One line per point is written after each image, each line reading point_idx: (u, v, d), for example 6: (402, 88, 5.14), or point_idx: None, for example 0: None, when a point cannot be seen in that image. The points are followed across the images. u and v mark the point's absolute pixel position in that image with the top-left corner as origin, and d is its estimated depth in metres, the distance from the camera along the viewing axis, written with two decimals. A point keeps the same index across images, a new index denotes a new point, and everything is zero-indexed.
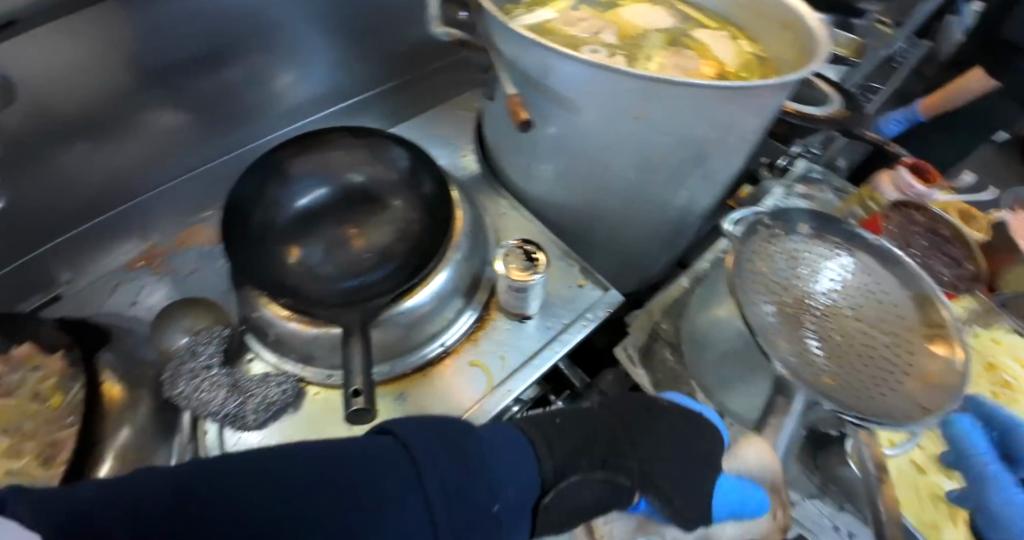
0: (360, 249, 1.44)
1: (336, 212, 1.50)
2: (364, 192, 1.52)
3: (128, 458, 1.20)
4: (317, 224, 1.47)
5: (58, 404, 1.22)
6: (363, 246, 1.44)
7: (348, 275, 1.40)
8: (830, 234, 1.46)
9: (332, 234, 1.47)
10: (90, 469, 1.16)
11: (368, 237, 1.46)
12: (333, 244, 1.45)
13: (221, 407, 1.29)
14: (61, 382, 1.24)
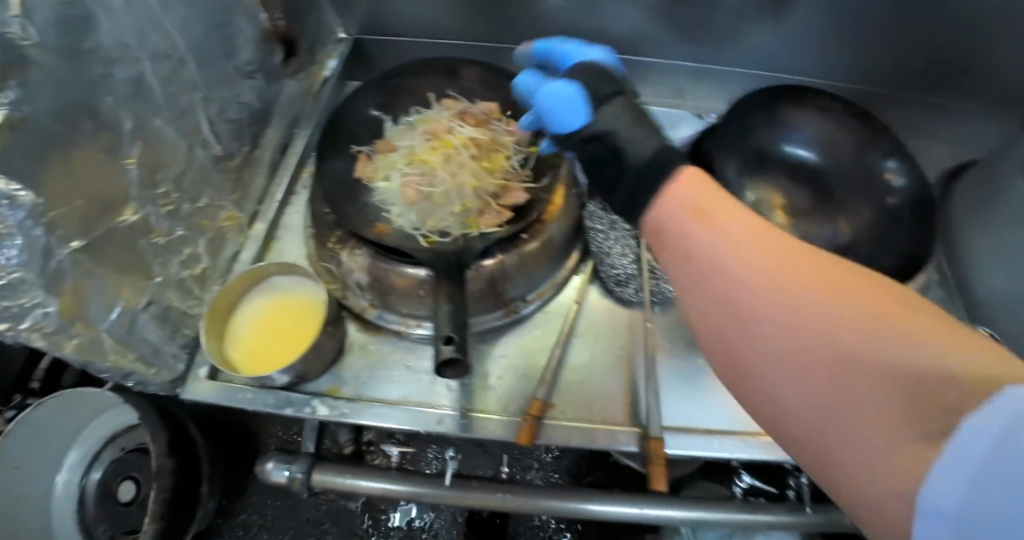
0: (856, 237, 0.76)
1: (817, 170, 0.82)
2: (888, 148, 0.79)
3: (542, 343, 0.67)
4: (785, 169, 0.83)
5: (495, 156, 0.71)
6: (854, 224, 0.77)
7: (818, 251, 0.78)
8: None
9: (801, 195, 0.82)
10: (272, 357, 0.62)
11: (837, 195, 0.80)
12: (797, 208, 0.81)
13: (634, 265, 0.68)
14: (516, 140, 0.72)
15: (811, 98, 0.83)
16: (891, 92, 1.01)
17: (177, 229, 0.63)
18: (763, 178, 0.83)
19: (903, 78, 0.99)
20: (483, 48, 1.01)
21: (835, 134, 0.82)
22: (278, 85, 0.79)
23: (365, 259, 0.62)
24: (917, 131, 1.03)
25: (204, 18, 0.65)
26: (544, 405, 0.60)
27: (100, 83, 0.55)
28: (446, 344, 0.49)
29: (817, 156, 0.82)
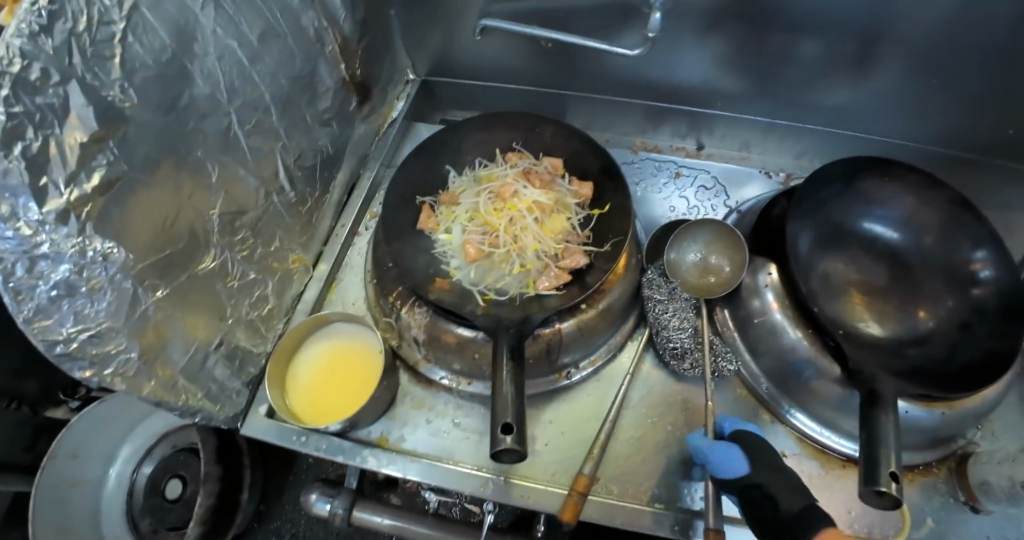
0: (937, 325, 0.78)
1: (897, 249, 0.84)
2: (974, 234, 0.79)
3: (594, 410, 0.68)
4: (862, 243, 0.86)
5: (556, 220, 0.72)
6: (933, 311, 0.79)
7: (898, 335, 0.78)
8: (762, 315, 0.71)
9: (878, 271, 0.84)
10: (333, 407, 0.63)
11: (916, 275, 0.83)
12: (875, 285, 0.83)
13: (688, 339, 0.72)
14: (579, 200, 0.73)
15: (896, 171, 0.83)
16: (975, 155, 1.01)
17: (250, 272, 0.66)
18: (833, 257, 0.85)
19: (987, 144, 0.99)
20: (549, 93, 1.02)
21: (918, 212, 0.84)
22: (351, 130, 0.82)
23: (426, 317, 0.64)
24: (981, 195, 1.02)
25: (290, 72, 0.68)
26: (590, 481, 0.60)
27: (193, 137, 0.58)
28: (504, 433, 0.49)
29: (897, 235, 0.85)
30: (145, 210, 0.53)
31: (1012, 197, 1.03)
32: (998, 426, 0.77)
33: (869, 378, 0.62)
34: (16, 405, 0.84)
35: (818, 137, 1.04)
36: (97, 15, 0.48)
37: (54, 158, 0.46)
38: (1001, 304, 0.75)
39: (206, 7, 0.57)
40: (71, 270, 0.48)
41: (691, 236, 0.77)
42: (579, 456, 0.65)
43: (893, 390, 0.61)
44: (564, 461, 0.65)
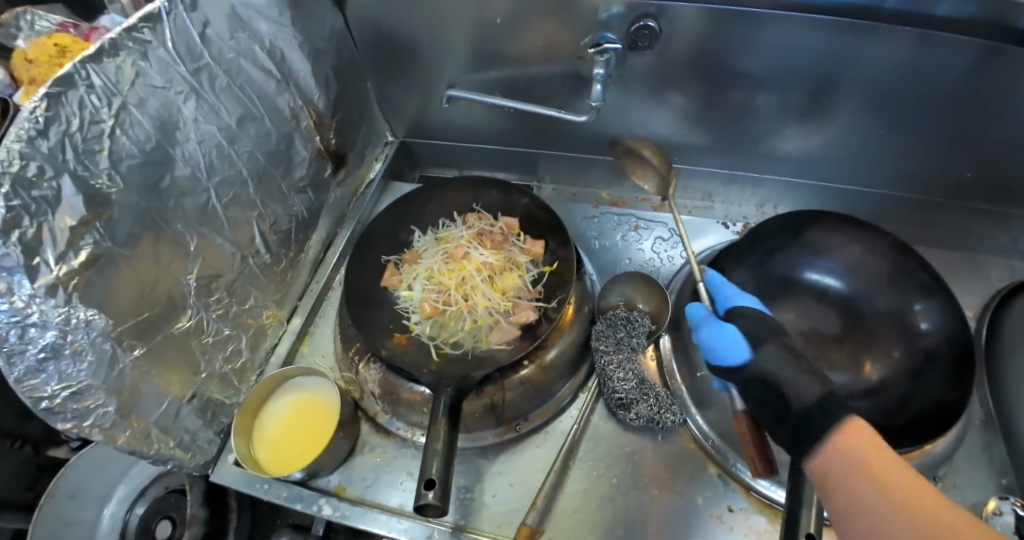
0: (883, 378, 0.79)
1: (848, 298, 0.85)
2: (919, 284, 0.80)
3: (542, 462, 0.72)
4: (813, 294, 0.87)
5: (506, 277, 0.78)
6: (880, 363, 0.80)
7: (848, 386, 0.80)
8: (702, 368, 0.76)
9: (830, 321, 0.85)
10: (297, 458, 0.68)
11: (866, 323, 0.83)
12: (826, 335, 0.84)
13: (633, 389, 0.73)
14: (529, 258, 0.79)
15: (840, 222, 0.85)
16: (939, 198, 1.01)
17: (224, 329, 0.73)
18: (785, 307, 0.86)
19: (948, 187, 0.99)
20: (517, 151, 1.08)
21: (865, 260, 0.85)
22: (326, 194, 0.89)
23: (379, 372, 0.71)
24: (944, 240, 1.04)
25: (266, 147, 0.77)
26: (532, 530, 0.64)
27: (173, 213, 0.66)
28: (427, 488, 0.54)
29: (846, 284, 0.85)
30: (126, 280, 0.61)
31: (982, 235, 1.02)
32: (953, 473, 0.78)
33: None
34: (19, 444, 0.90)
35: (777, 185, 1.06)
36: (89, 117, 0.57)
37: (46, 240, 0.53)
38: (947, 354, 0.76)
39: (187, 99, 0.67)
40: (57, 335, 0.54)
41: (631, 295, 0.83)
42: (523, 506, 0.69)
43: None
44: (511, 512, 0.68)
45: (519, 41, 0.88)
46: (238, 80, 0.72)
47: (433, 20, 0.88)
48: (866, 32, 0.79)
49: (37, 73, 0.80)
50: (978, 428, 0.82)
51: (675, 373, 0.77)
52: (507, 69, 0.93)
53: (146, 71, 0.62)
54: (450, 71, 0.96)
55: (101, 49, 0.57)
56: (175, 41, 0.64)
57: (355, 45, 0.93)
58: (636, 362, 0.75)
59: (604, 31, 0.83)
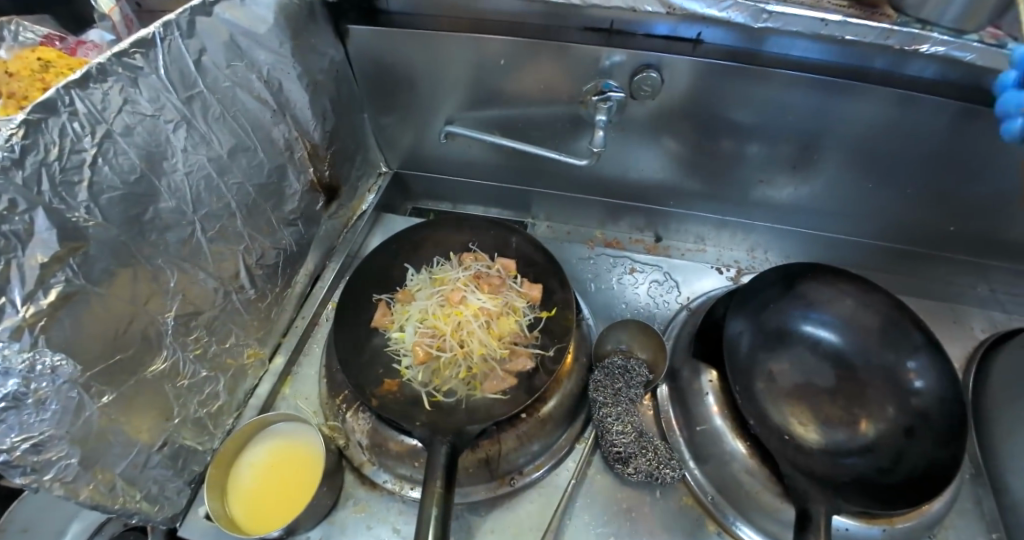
0: (878, 434, 0.74)
1: (841, 352, 0.82)
2: (911, 342, 0.78)
3: (535, 520, 0.67)
4: (806, 345, 0.83)
5: (503, 322, 0.75)
6: (873, 416, 0.76)
7: (841, 441, 0.75)
8: (701, 420, 0.71)
9: (823, 374, 0.81)
10: (277, 514, 0.64)
11: (859, 376, 0.80)
12: (818, 389, 0.79)
13: (633, 443, 0.69)
14: (527, 303, 0.77)
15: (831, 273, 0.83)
16: (917, 248, 1.02)
17: (201, 370, 0.69)
18: (775, 357, 0.82)
19: (932, 239, 0.99)
20: (512, 188, 1.07)
21: (857, 314, 0.82)
22: (316, 227, 0.86)
23: (368, 422, 0.68)
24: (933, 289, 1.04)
25: (257, 179, 0.74)
26: None
27: (154, 247, 0.62)
28: None
29: (841, 338, 0.82)
30: (98, 320, 0.56)
31: (964, 285, 1.03)
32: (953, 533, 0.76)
33: (801, 496, 0.62)
34: None
35: (768, 232, 1.04)
36: (69, 145, 0.53)
37: (13, 278, 0.50)
38: (940, 413, 0.73)
39: (177, 129, 0.63)
40: (19, 383, 0.50)
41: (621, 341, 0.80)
42: None
43: (827, 507, 0.60)
44: None
45: (520, 81, 0.87)
46: (232, 110, 0.69)
47: (433, 55, 0.87)
48: (861, 92, 0.79)
49: (17, 89, 0.74)
50: (969, 481, 0.80)
51: (670, 415, 0.75)
52: (506, 107, 0.92)
53: (135, 97, 0.59)
54: (449, 106, 0.94)
55: (88, 75, 0.55)
56: (168, 68, 0.62)
57: (353, 77, 0.92)
58: (635, 414, 0.72)
59: (608, 78, 0.83)
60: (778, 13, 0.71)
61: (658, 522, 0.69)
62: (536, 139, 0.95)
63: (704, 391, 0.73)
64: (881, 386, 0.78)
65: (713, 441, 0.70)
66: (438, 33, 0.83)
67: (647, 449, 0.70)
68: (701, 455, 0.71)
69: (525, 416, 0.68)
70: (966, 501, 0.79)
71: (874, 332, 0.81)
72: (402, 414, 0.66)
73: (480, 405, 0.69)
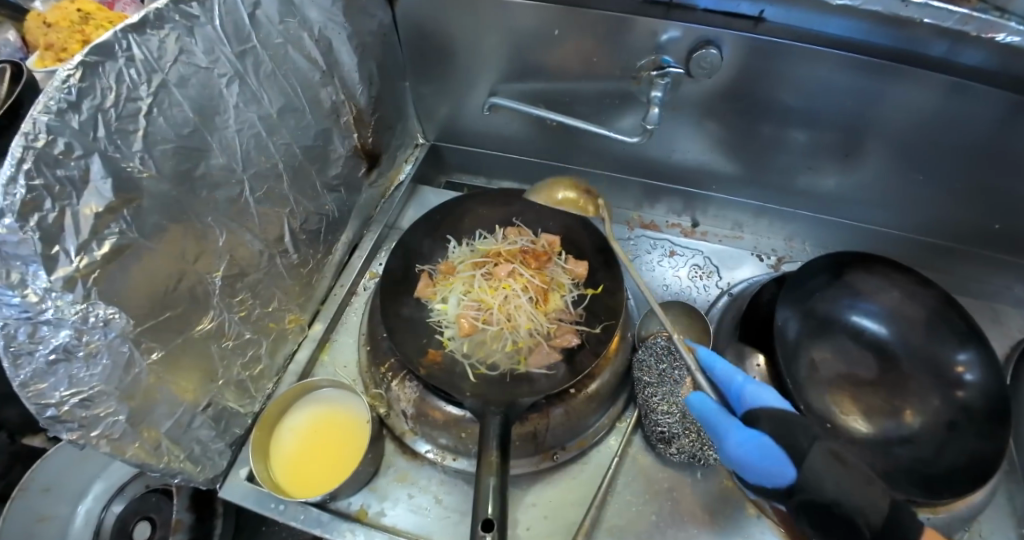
0: (924, 428, 0.72)
1: (885, 344, 0.79)
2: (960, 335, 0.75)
3: (576, 495, 0.67)
4: (848, 336, 0.80)
5: (550, 298, 0.75)
6: (920, 410, 0.73)
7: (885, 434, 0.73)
8: None
9: (866, 365, 0.78)
10: (320, 480, 0.64)
11: (902, 368, 0.77)
12: (861, 379, 0.77)
13: (678, 424, 0.68)
14: (573, 279, 0.76)
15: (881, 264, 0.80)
16: (957, 245, 0.98)
17: (245, 332, 0.68)
18: (822, 346, 0.79)
19: (974, 236, 0.95)
20: (549, 165, 1.05)
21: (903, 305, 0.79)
22: (357, 195, 0.85)
23: (415, 391, 0.67)
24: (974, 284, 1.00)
25: (304, 142, 0.72)
26: None
27: (203, 205, 0.61)
28: (484, 530, 0.50)
29: (886, 330, 0.79)
30: (148, 277, 0.55)
31: (999, 285, 0.98)
32: None
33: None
34: None
35: (808, 220, 1.01)
36: (127, 92, 0.52)
37: (68, 227, 0.48)
38: (990, 409, 0.70)
39: (231, 83, 0.62)
40: (71, 335, 0.49)
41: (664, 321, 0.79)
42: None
43: None
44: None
45: (569, 53, 0.85)
46: (283, 69, 0.68)
47: (482, 23, 0.84)
48: (922, 78, 0.76)
49: (56, 39, 0.74)
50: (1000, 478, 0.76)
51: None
52: (553, 81, 0.90)
53: (190, 48, 0.57)
54: (493, 77, 0.92)
55: (144, 20, 0.53)
56: (223, 20, 0.60)
57: (398, 42, 0.90)
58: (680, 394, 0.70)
59: (665, 54, 0.81)
60: None
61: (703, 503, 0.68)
62: (579, 113, 0.93)
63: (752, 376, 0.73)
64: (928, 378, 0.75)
65: None
66: (490, 0, 0.81)
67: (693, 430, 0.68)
68: None
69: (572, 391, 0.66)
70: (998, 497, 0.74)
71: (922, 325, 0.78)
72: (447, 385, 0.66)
73: (526, 379, 0.68)
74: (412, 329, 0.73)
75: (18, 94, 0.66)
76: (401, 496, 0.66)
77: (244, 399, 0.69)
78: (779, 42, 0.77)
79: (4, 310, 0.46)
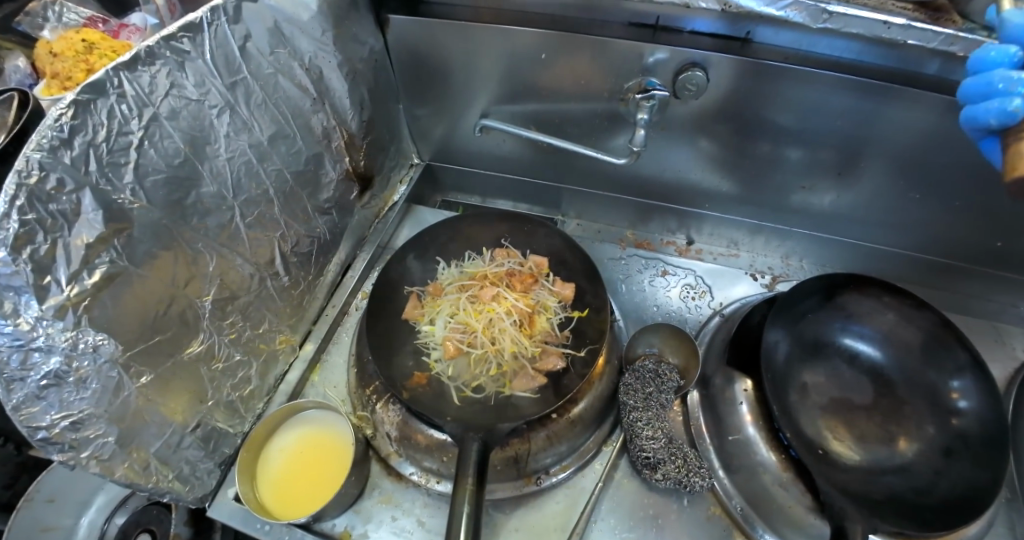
0: (919, 455, 0.71)
1: (880, 369, 0.78)
2: (954, 361, 0.74)
3: (560, 521, 0.67)
4: (841, 359, 0.80)
5: (536, 321, 0.76)
6: (912, 437, 0.73)
7: (876, 460, 0.72)
8: (732, 428, 0.70)
9: (860, 390, 0.78)
10: (305, 501, 0.65)
11: (896, 393, 0.76)
12: (856, 405, 0.76)
13: (662, 448, 0.68)
14: (558, 300, 0.77)
15: (873, 286, 0.79)
16: (957, 264, 0.96)
17: (235, 354, 0.69)
18: (813, 369, 0.79)
19: (974, 255, 0.94)
20: (543, 184, 1.06)
21: (897, 329, 0.78)
22: (349, 216, 0.86)
23: (398, 414, 0.68)
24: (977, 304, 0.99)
25: (295, 167, 0.74)
26: None
27: (195, 232, 0.63)
28: None
29: (880, 353, 0.79)
30: (138, 303, 0.57)
31: (1005, 303, 0.97)
32: None
33: (838, 514, 0.61)
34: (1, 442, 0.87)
35: (805, 238, 1.01)
36: (117, 127, 0.54)
37: (59, 258, 0.50)
38: (983, 437, 0.69)
39: (221, 114, 0.64)
40: (62, 362, 0.51)
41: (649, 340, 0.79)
42: None
43: (864, 528, 0.60)
44: None
45: (558, 76, 0.86)
46: (274, 97, 0.70)
47: (472, 47, 0.86)
48: (914, 98, 0.76)
49: (61, 69, 0.77)
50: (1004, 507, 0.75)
51: (700, 421, 0.74)
52: (543, 103, 0.91)
53: (181, 82, 0.60)
54: (486, 99, 0.93)
55: (136, 57, 0.55)
56: (213, 53, 0.62)
57: (391, 66, 0.91)
58: (665, 419, 0.71)
59: (651, 76, 0.81)
60: (839, 14, 0.68)
61: (685, 530, 0.68)
62: (570, 134, 0.94)
63: (741, 401, 0.71)
64: (923, 406, 0.74)
65: (745, 451, 0.69)
66: (479, 26, 0.82)
67: (676, 456, 0.68)
68: (730, 464, 0.70)
69: (555, 416, 0.67)
70: (998, 525, 0.74)
71: (917, 348, 0.77)
72: (431, 408, 0.67)
73: (510, 402, 0.69)
74: (400, 350, 0.74)
75: (21, 123, 0.69)
76: (386, 518, 0.67)
77: (234, 420, 0.70)
78: (766, 64, 0.77)
79: None
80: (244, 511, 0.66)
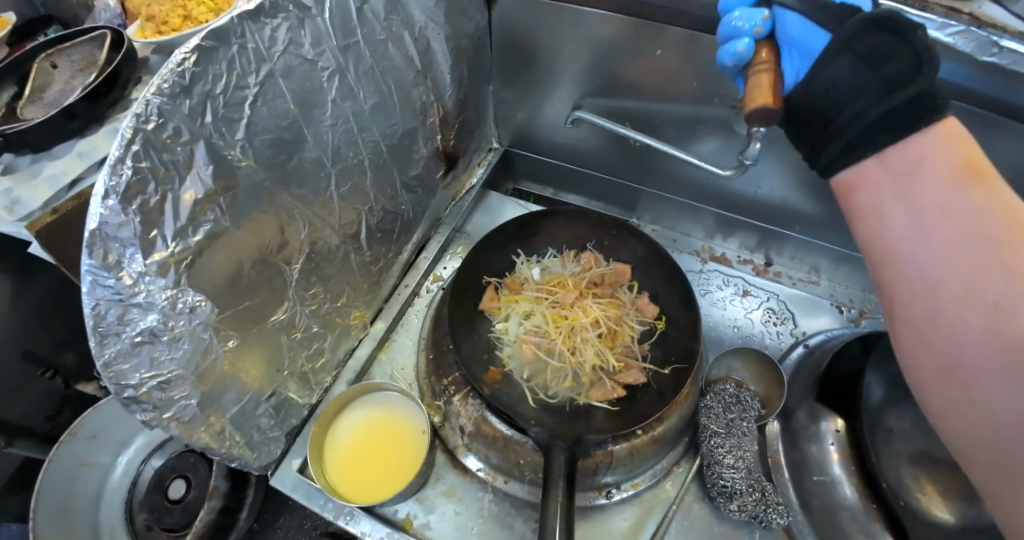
0: None
1: None
2: None
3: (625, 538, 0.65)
4: None
5: (619, 333, 0.73)
6: None
7: None
8: (814, 466, 0.69)
9: None
10: (372, 486, 0.64)
11: None
12: None
13: (742, 480, 0.65)
14: (641, 314, 0.74)
15: None
16: None
17: (313, 325, 0.68)
18: None
19: None
20: (623, 184, 1.02)
21: None
22: (431, 196, 0.84)
23: (476, 409, 0.66)
24: None
25: (391, 140, 0.71)
26: None
27: (293, 198, 0.60)
28: None
29: None
30: (234, 262, 0.55)
31: None
32: None
33: None
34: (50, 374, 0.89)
35: None
36: (235, 80, 0.52)
37: (167, 212, 0.48)
38: None
39: (332, 77, 0.61)
40: (158, 320, 0.49)
41: (732, 363, 0.77)
42: None
43: None
44: None
45: (665, 75, 0.81)
46: (381, 66, 0.67)
47: (578, 34, 0.82)
48: None
49: (157, 12, 0.75)
50: None
51: (778, 454, 0.72)
52: (642, 100, 0.86)
53: (299, 39, 0.57)
54: (579, 90, 0.89)
55: (260, 8, 0.52)
56: (332, 13, 0.59)
57: (489, 45, 0.89)
58: (746, 449, 0.68)
59: None
60: (1011, 49, 0.58)
61: None
62: (668, 136, 0.90)
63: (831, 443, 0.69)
64: None
65: (826, 491, 0.67)
66: (590, 11, 0.78)
67: (756, 490, 0.64)
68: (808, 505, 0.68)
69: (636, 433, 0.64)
70: None
71: None
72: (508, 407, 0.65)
73: (587, 413, 0.66)
74: (474, 342, 0.72)
75: (115, 64, 0.67)
76: (446, 513, 0.65)
77: (303, 392, 0.69)
78: None
79: (99, 290, 0.46)
80: (309, 483, 0.65)
